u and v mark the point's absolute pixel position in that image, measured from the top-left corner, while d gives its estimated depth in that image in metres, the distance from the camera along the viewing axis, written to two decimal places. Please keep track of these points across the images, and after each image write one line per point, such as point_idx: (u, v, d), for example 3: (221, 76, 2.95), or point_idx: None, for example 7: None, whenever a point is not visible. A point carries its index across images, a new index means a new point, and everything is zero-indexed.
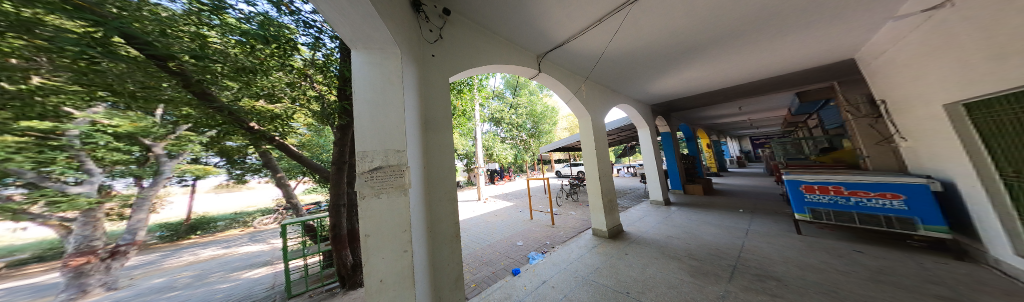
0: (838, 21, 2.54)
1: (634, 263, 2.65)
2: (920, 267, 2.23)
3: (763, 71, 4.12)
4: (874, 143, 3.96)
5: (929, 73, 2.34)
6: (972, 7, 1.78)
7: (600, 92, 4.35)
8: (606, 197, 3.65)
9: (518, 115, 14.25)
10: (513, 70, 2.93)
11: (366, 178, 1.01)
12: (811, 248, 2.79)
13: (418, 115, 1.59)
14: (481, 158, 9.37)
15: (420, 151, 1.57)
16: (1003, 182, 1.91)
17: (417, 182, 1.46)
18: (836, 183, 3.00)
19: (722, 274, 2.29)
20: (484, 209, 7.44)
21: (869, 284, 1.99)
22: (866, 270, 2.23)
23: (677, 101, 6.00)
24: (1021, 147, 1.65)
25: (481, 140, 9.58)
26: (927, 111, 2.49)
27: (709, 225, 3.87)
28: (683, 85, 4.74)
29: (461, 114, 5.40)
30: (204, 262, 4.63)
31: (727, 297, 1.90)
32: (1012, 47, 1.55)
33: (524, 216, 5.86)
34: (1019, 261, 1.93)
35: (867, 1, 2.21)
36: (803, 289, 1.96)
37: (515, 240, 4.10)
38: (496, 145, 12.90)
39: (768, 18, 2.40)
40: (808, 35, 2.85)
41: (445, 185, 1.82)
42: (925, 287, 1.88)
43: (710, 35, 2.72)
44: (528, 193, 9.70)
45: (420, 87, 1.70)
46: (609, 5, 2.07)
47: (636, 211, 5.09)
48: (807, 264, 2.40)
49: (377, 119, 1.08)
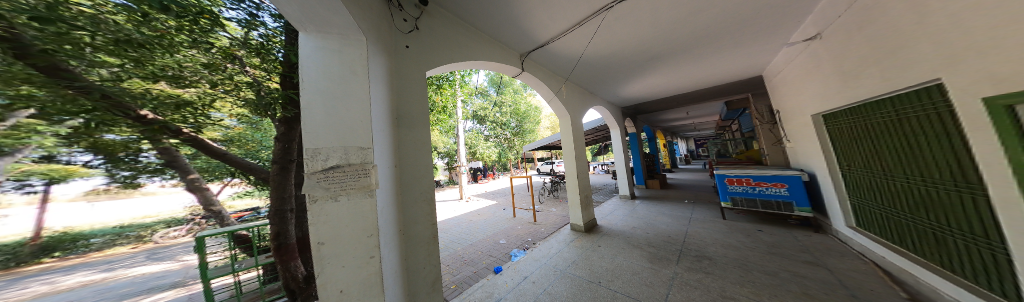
0: (751, 43, 3.17)
1: (606, 254, 2.90)
2: (797, 239, 2.97)
3: (704, 82, 4.88)
4: (772, 144, 5.09)
5: (804, 91, 3.12)
6: (829, 44, 2.42)
7: (579, 94, 4.59)
8: (582, 193, 3.89)
9: (502, 113, 14.15)
10: (494, 68, 2.89)
11: (319, 179, 0.88)
12: (731, 230, 3.46)
13: (387, 109, 1.45)
14: (463, 156, 9.07)
15: (390, 149, 1.43)
16: (843, 174, 2.68)
17: (386, 182, 1.33)
18: (747, 176, 3.74)
19: (672, 257, 2.67)
20: (468, 208, 7.26)
21: (767, 255, 2.57)
22: (765, 244, 2.88)
23: (640, 105, 6.72)
24: (857, 148, 2.31)
25: (464, 138, 9.21)
26: (801, 120, 3.32)
27: (664, 215, 4.47)
28: (646, 91, 5.32)
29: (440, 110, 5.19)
30: (64, 293, 3.35)
31: (677, 277, 2.23)
32: (851, 76, 2.16)
33: (507, 214, 5.89)
34: (850, 230, 2.71)
35: (768, 30, 2.81)
36: (726, 265, 2.42)
37: (498, 239, 4.10)
38: (479, 143, 12.69)
39: (707, 35, 2.86)
40: (733, 53, 3.50)
41: (419, 185, 1.69)
42: (800, 255, 2.51)
43: (670, 45, 3.09)
44: (511, 191, 9.79)
45: (391, 78, 1.55)
46: (588, 10, 2.19)
47: (607, 206, 5.57)
48: (729, 243, 2.98)
49: (335, 113, 0.95)
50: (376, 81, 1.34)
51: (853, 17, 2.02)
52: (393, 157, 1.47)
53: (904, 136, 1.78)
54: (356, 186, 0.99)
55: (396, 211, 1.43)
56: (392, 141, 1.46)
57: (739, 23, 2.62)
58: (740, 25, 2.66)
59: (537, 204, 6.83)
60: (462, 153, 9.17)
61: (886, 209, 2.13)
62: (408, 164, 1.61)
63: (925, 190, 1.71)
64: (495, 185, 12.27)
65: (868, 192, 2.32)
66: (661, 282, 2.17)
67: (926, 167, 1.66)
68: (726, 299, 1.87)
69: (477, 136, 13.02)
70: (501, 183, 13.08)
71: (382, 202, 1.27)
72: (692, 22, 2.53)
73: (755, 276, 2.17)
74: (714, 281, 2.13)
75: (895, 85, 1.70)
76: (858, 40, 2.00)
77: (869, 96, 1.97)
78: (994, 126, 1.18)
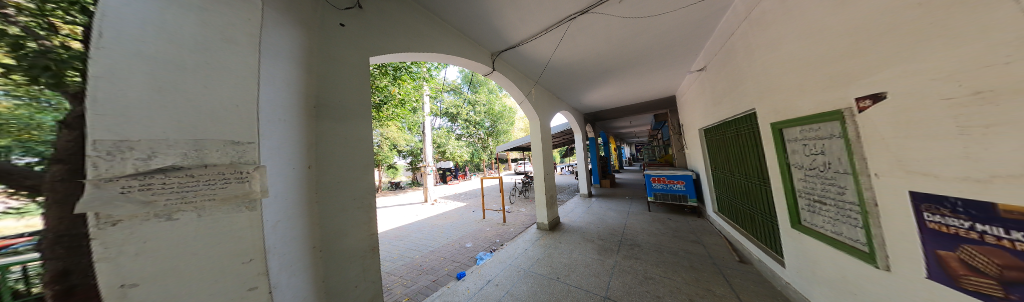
0: (667, 68, 4.06)
1: (565, 250, 3.12)
2: (690, 224, 3.95)
3: (641, 97, 5.95)
4: (679, 151, 6.62)
5: (696, 112, 4.19)
6: (708, 79, 3.32)
7: (547, 98, 4.84)
8: (549, 193, 4.10)
9: (477, 113, 13.18)
10: (464, 64, 2.73)
11: (129, 188, 0.57)
12: (653, 219, 4.32)
13: (300, 94, 1.13)
14: (430, 155, 8.24)
15: (300, 145, 1.12)
16: (712, 173, 3.73)
17: (283, 187, 1.02)
18: (662, 176, 4.77)
19: (614, 248, 3.11)
20: (437, 210, 6.68)
21: (673, 238, 3.33)
22: (671, 230, 3.71)
23: (597, 113, 7.64)
24: (719, 154, 3.26)
25: (431, 136, 8.25)
26: (694, 133, 4.45)
27: (611, 210, 5.19)
28: (601, 100, 6.07)
29: (394, 104, 4.51)
30: None
31: (617, 266, 2.59)
32: (717, 103, 3.02)
33: (476, 216, 5.65)
34: (715, 214, 3.77)
35: (676, 59, 3.67)
36: (649, 249, 3.00)
37: (464, 242, 3.87)
38: (449, 142, 11.61)
39: (638, 57, 3.51)
40: (657, 75, 4.39)
41: (350, 190, 1.37)
42: (691, 236, 3.36)
43: (616, 62, 3.62)
44: (482, 192, 9.53)
45: (311, 56, 1.22)
46: (554, 16, 2.32)
47: (568, 204, 6.04)
48: (651, 230, 3.71)
49: (177, 91, 0.65)
50: (275, 57, 1.03)
51: (720, 61, 2.84)
52: (307, 156, 1.15)
53: (738, 147, 2.62)
54: (217, 196, 0.75)
55: (304, 224, 1.12)
56: (303, 136, 1.14)
57: (658, 51, 3.32)
58: (658, 53, 3.38)
59: (508, 204, 6.87)
60: (428, 152, 8.33)
61: (730, 198, 3.09)
62: (329, 165, 1.27)
63: (745, 183, 2.58)
64: (466, 187, 11.82)
65: (723, 186, 3.31)
66: (605, 272, 2.49)
67: (748, 170, 2.47)
68: (649, 279, 2.28)
69: (448, 134, 12.01)
70: (470, 184, 12.55)
71: (269, 215, 0.96)
72: (628, 44, 3.05)
73: (666, 256, 2.76)
74: (641, 265, 2.58)
75: (736, 111, 2.48)
76: (722, 78, 2.81)
77: (726, 117, 2.81)
78: (775, 143, 1.84)
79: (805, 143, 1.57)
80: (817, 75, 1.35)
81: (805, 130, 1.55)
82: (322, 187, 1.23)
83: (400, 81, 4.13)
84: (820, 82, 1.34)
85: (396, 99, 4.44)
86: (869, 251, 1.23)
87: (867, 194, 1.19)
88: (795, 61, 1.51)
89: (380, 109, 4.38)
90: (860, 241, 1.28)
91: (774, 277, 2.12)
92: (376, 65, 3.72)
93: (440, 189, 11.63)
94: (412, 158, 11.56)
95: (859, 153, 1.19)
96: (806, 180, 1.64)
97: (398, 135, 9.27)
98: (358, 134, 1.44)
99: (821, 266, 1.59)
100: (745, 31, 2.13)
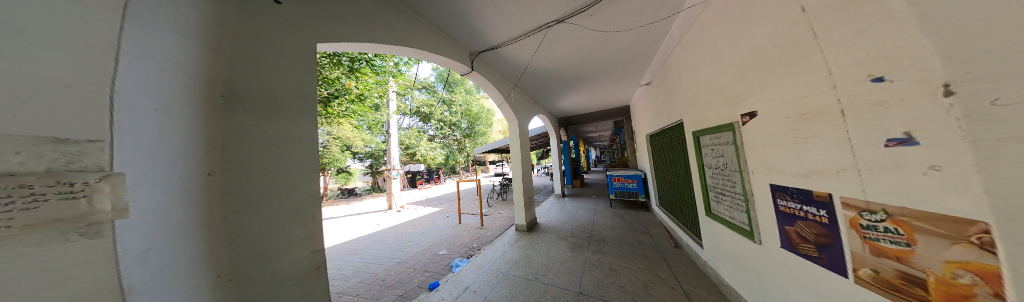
0: (626, 81, 4.59)
1: (542, 250, 3.18)
2: (644, 217, 4.51)
3: (606, 104, 6.58)
4: (633, 153, 7.53)
5: (644, 119, 4.85)
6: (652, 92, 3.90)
7: (525, 102, 4.91)
8: (526, 194, 4.12)
9: (451, 113, 12.32)
10: (439, 61, 2.56)
11: None
12: (615, 215, 4.80)
13: (197, 77, 0.80)
14: (397, 158, 7.47)
15: (197, 146, 0.79)
16: (654, 173, 4.37)
17: (158, 205, 0.71)
18: (620, 176, 5.39)
19: (585, 243, 3.32)
20: (406, 217, 6.06)
21: (630, 231, 3.75)
22: (631, 223, 4.17)
23: (569, 117, 8.13)
24: (659, 156, 3.84)
25: (397, 137, 7.44)
26: (644, 138, 5.14)
27: (582, 208, 5.55)
28: (574, 106, 6.50)
29: (350, 99, 3.97)
30: None
31: (588, 261, 2.77)
32: (659, 113, 3.55)
33: (451, 221, 5.32)
34: (658, 208, 4.39)
35: (632, 74, 4.18)
36: (614, 242, 3.29)
37: (437, 250, 3.57)
38: (420, 143, 10.71)
39: (603, 70, 3.87)
40: (618, 86, 4.91)
41: (285, 203, 1.04)
42: (646, 228, 3.82)
43: (585, 72, 3.91)
44: (457, 196, 9.06)
45: (220, 27, 0.88)
46: (534, 22, 2.34)
47: (544, 205, 6.25)
48: (615, 225, 4.10)
49: None
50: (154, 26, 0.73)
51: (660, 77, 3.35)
52: (211, 161, 0.83)
53: (672, 150, 3.14)
54: (15, 223, 0.48)
55: (206, 254, 0.80)
56: (202, 132, 0.80)
57: (620, 65, 3.70)
58: (619, 67, 3.78)
59: (485, 207, 6.66)
60: (395, 154, 7.52)
61: (667, 193, 3.68)
62: (250, 175, 0.93)
63: (677, 180, 3.10)
64: (439, 191, 11.03)
65: (662, 183, 3.91)
66: (577, 268, 2.62)
67: (679, 169, 2.97)
68: (612, 270, 2.51)
69: (417, 135, 11.11)
70: (444, 188, 11.77)
71: (128, 246, 0.65)
72: (597, 56, 3.30)
73: (627, 248, 3.07)
74: (607, 258, 2.80)
75: (671, 120, 2.97)
76: (661, 92, 3.33)
77: (663, 125, 3.33)
78: (695, 148, 2.28)
79: (712, 147, 1.99)
80: (721, 95, 1.72)
81: (711, 138, 1.97)
82: (238, 203, 0.90)
83: (356, 73, 3.65)
84: (723, 101, 1.71)
85: (352, 93, 3.90)
86: (750, 230, 1.63)
87: (750, 188, 1.57)
88: (708, 83, 1.89)
89: (330, 105, 3.81)
90: (745, 223, 1.69)
91: (697, 256, 2.60)
92: (324, 53, 3.20)
93: (408, 194, 10.66)
94: (373, 161, 10.33)
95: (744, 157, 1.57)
96: (712, 177, 2.08)
97: (356, 135, 8.19)
98: (296, 131, 1.10)
99: (724, 244, 2.03)
100: (677, 55, 2.56)
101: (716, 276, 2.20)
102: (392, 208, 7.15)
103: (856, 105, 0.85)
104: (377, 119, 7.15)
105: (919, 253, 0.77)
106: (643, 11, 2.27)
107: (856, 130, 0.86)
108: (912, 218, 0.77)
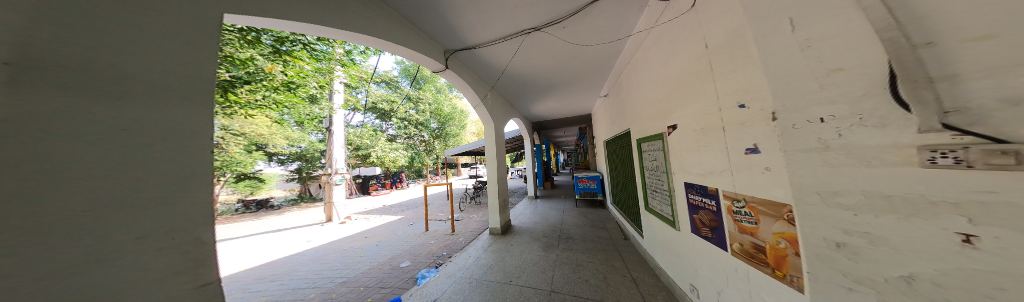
0: (590, 91, 5.05)
1: (516, 252, 3.19)
2: (603, 214, 4.99)
3: (574, 111, 7.12)
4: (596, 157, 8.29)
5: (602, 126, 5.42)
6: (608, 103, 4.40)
7: (502, 105, 4.88)
8: (501, 197, 4.10)
9: (418, 112, 11.28)
10: (406, 54, 2.36)
11: None
12: (581, 213, 5.19)
13: None
14: (342, 160, 6.47)
15: None
16: (609, 174, 4.91)
17: None
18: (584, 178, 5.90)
19: (554, 242, 3.48)
20: (352, 230, 5.23)
21: (592, 228, 4.11)
22: (594, 221, 4.56)
23: (542, 122, 8.50)
24: (613, 160, 4.34)
25: (342, 135, 6.51)
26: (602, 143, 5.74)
27: (552, 209, 5.81)
28: (547, 112, 6.82)
29: (271, 87, 3.32)
30: None
31: (558, 259, 2.91)
32: (614, 122, 4.01)
33: (417, 229, 4.85)
34: (612, 205, 4.94)
35: (593, 86, 4.64)
36: (581, 239, 3.55)
37: (399, 262, 3.20)
38: (376, 145, 9.52)
39: (573, 80, 4.17)
40: (585, 95, 5.37)
41: (178, 220, 0.76)
42: (607, 224, 4.24)
43: (558, 81, 4.15)
44: (424, 201, 8.34)
45: None
46: (513, 27, 2.35)
47: (517, 206, 6.32)
48: (582, 223, 4.41)
49: None
50: None
51: (615, 90, 3.79)
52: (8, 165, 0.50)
53: (622, 155, 3.60)
54: None
55: None
56: None
57: (585, 77, 4.05)
58: (586, 78, 4.14)
59: (456, 212, 6.32)
60: (339, 155, 6.47)
61: (618, 192, 4.17)
62: (97, 185, 0.61)
63: (626, 181, 3.55)
64: (401, 196, 9.99)
65: (614, 183, 4.43)
66: (549, 266, 2.73)
67: (627, 171, 3.42)
68: (578, 266, 2.70)
69: (375, 134, 9.92)
70: (408, 193, 10.71)
71: None
72: (567, 67, 3.53)
73: (591, 244, 3.34)
74: (573, 255, 3.00)
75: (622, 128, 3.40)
76: (615, 104, 3.77)
77: (616, 132, 3.79)
78: (638, 153, 2.67)
79: (649, 152, 2.37)
80: (657, 110, 2.07)
81: (648, 144, 2.36)
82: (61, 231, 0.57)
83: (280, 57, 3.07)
84: (658, 114, 2.06)
85: (275, 80, 3.28)
86: (673, 219, 2.00)
87: (673, 185, 1.93)
88: (649, 98, 2.24)
89: (236, 91, 3.09)
90: (669, 214, 2.07)
91: (640, 246, 3.03)
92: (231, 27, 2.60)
93: (359, 201, 9.27)
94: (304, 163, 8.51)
95: (670, 161, 1.92)
96: (649, 177, 2.47)
97: (281, 131, 6.44)
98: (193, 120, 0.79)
99: (657, 233, 2.42)
100: (628, 73, 2.95)
101: (652, 261, 2.61)
102: (333, 219, 6.08)
103: (732, 123, 1.16)
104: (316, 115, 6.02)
105: (760, 228, 1.07)
106: (604, 32, 2.54)
107: (732, 141, 1.17)
108: (757, 204, 1.07)
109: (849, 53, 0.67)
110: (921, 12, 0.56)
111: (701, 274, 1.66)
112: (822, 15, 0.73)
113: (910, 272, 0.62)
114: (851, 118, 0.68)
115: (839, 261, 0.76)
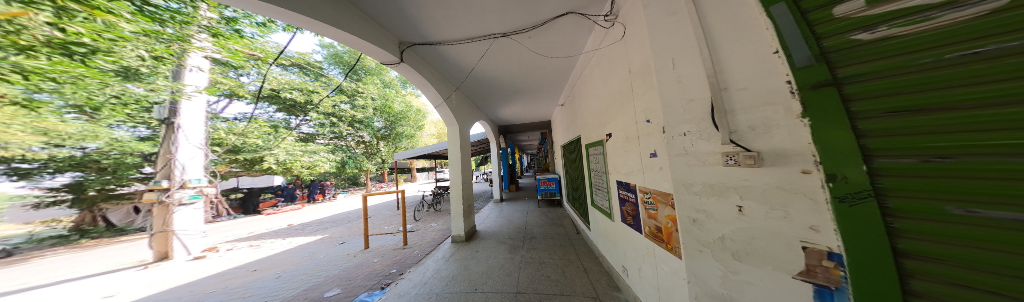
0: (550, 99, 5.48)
1: (482, 258, 3.14)
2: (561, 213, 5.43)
3: (536, 117, 7.52)
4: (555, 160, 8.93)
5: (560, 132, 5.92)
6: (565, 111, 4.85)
7: (468, 106, 4.78)
8: (465, 202, 3.97)
9: (360, 109, 9.77)
10: (348, 40, 2.10)
11: None
12: (541, 213, 5.50)
13: None
14: (196, 167, 4.67)
15: None
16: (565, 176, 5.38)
17: None
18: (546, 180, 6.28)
19: (519, 244, 3.57)
20: (216, 267, 3.92)
21: (552, 226, 4.42)
22: (554, 219, 4.91)
23: (506, 126, 8.63)
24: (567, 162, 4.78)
25: (198, 130, 4.72)
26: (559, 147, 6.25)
27: (517, 211, 5.94)
28: (513, 116, 6.99)
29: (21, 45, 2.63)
30: None
31: (524, 259, 3.01)
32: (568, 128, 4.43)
33: (353, 247, 4.24)
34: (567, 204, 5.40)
35: (551, 95, 5.06)
36: (542, 238, 3.77)
37: (325, 290, 2.71)
38: (273, 146, 7.56)
39: (536, 88, 4.45)
40: (546, 103, 5.77)
41: None
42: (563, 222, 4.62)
43: (524, 87, 4.36)
44: (365, 214, 7.28)
45: None
46: (478, 31, 2.38)
47: (482, 211, 6.21)
48: (544, 223, 4.68)
49: None
50: None
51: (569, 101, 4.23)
52: None
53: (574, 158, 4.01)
54: None
55: None
56: None
57: (546, 86, 4.38)
58: (548, 87, 4.48)
59: (411, 222, 5.75)
60: (192, 160, 4.63)
61: (572, 192, 4.61)
62: None
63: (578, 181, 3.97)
64: (335, 210, 8.42)
65: (569, 184, 4.88)
66: (515, 268, 2.81)
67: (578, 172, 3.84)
68: (541, 264, 2.87)
69: (283, 133, 7.73)
70: (346, 206, 9.10)
71: None
72: (531, 75, 3.76)
73: (552, 242, 3.57)
74: (537, 254, 3.16)
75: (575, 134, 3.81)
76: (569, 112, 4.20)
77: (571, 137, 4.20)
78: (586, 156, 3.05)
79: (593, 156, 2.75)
80: (599, 120, 2.43)
81: (593, 149, 2.73)
82: None
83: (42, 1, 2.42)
84: (599, 124, 2.42)
85: (34, 33, 2.60)
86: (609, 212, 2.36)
87: (610, 183, 2.29)
88: (594, 109, 2.61)
89: None
90: (607, 207, 2.44)
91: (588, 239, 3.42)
92: None
93: (253, 224, 7.11)
94: (90, 174, 5.31)
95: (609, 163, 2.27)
96: (594, 177, 2.85)
97: (25, 118, 3.77)
98: None
99: (599, 225, 2.81)
100: (580, 85, 3.35)
101: (597, 250, 3.00)
102: (173, 256, 4.38)
103: (643, 133, 1.48)
104: (142, 99, 4.23)
105: (659, 212, 1.39)
106: (558, 47, 2.84)
107: (642, 147, 1.50)
108: (656, 194, 1.39)
109: (696, 89, 0.99)
110: (724, 68, 0.87)
111: (628, 257, 2.02)
112: (685, 60, 1.04)
113: (720, 234, 0.93)
114: (697, 133, 0.98)
115: (689, 230, 1.06)
